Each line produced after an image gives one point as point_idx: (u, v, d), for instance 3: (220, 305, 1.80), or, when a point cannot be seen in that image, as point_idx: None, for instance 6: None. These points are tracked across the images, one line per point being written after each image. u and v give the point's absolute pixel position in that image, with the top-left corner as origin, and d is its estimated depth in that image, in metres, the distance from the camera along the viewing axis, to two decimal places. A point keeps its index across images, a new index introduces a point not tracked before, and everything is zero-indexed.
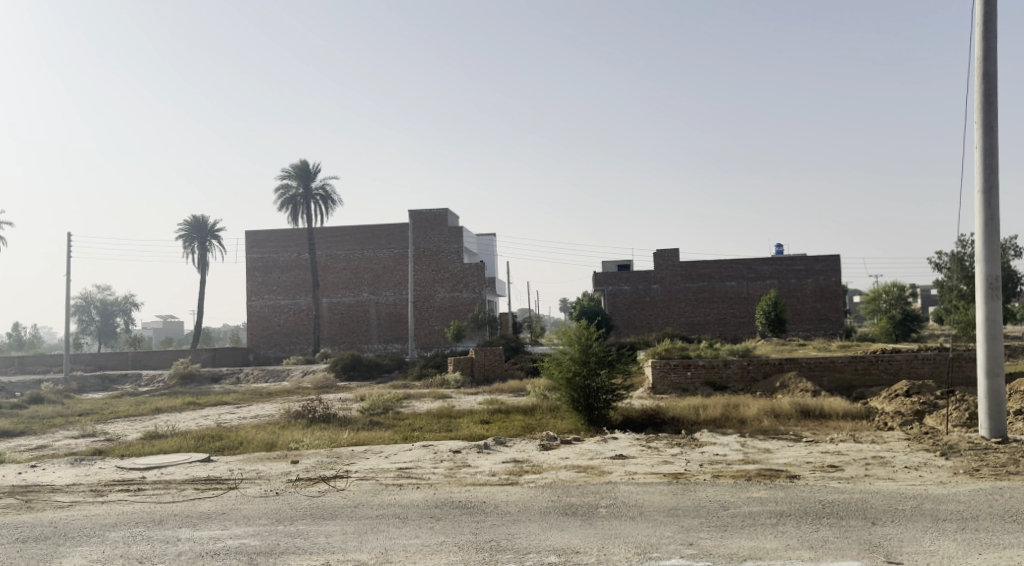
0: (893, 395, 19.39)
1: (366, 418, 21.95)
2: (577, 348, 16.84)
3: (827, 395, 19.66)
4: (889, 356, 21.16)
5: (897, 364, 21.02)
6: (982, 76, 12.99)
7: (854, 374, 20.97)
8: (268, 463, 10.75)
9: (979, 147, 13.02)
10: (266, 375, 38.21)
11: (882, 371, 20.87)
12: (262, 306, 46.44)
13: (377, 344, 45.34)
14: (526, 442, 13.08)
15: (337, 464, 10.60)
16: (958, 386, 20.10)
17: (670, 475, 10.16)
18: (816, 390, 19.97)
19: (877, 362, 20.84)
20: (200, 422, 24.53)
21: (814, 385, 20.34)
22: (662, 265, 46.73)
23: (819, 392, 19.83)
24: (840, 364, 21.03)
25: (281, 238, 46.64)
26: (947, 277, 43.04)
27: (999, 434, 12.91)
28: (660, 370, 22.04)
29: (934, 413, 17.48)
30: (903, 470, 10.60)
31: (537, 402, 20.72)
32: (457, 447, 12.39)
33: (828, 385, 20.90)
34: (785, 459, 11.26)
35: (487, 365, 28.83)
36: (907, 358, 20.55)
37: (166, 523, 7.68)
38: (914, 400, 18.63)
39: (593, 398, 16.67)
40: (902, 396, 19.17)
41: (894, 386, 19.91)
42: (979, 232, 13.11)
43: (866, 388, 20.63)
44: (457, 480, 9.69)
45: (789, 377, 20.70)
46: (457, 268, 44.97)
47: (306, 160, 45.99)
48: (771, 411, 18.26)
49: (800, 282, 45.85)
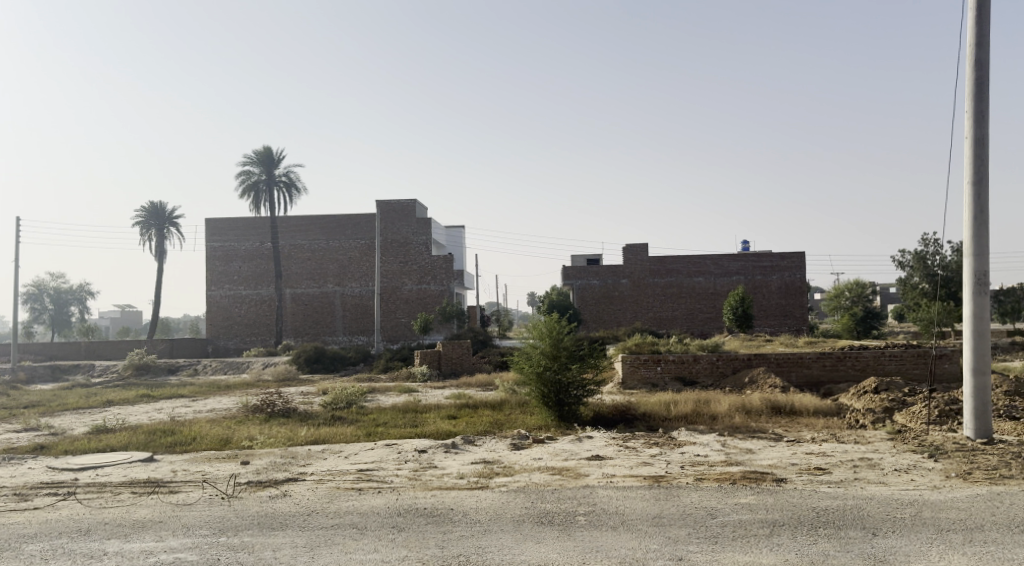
0: (863, 391, 19.01)
1: (328, 414, 21.14)
2: (548, 342, 16.15)
3: (797, 391, 19.21)
4: (857, 352, 20.80)
5: (864, 360, 20.65)
6: (974, 64, 12.42)
7: (822, 371, 20.55)
8: (216, 464, 9.90)
9: (969, 137, 12.46)
10: (225, 367, 37.08)
11: (850, 367, 20.50)
12: (222, 297, 45.18)
13: (342, 336, 44.40)
14: (495, 442, 12.39)
15: (292, 465, 9.79)
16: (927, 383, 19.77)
17: (651, 478, 9.49)
18: (785, 386, 19.51)
19: (845, 359, 20.46)
20: (152, 416, 23.50)
21: (784, 381, 19.90)
22: (631, 259, 46.26)
23: (789, 388, 19.38)
24: (808, 360, 20.57)
25: (243, 227, 45.38)
26: (910, 274, 43.03)
27: (985, 434, 12.43)
28: (630, 364, 21.44)
29: (906, 409, 17.09)
30: (893, 473, 10.05)
31: (505, 397, 20.05)
32: (423, 447, 11.66)
33: (797, 381, 20.47)
34: (769, 461, 10.65)
35: (454, 359, 28.07)
36: (876, 354, 20.17)
37: (93, 534, 6.85)
38: (884, 396, 18.25)
39: (563, 393, 16.00)
40: (871, 392, 18.79)
41: (863, 382, 19.53)
42: (967, 225, 12.59)
43: (834, 384, 20.24)
44: (422, 484, 8.94)
45: (758, 372, 20.22)
46: (424, 261, 44.08)
47: (270, 147, 44.79)
48: (742, 407, 17.74)
49: (766, 278, 45.65)
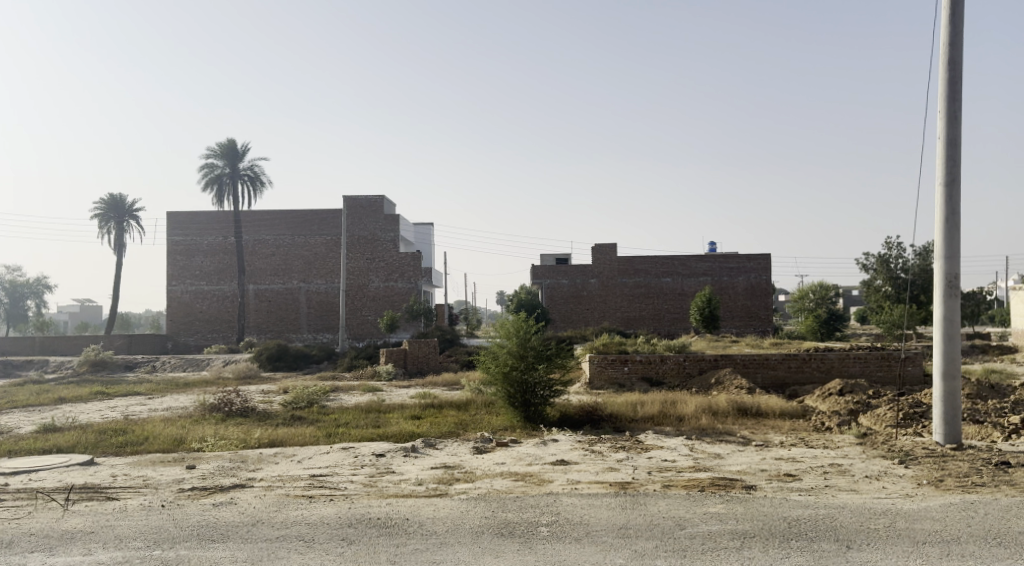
0: (827, 394, 18.88)
1: (287, 413, 20.58)
2: (515, 341, 15.77)
3: (763, 393, 19.02)
4: (822, 354, 20.67)
5: (829, 362, 20.53)
6: (947, 63, 12.21)
7: (787, 372, 20.41)
8: (160, 468, 9.48)
9: (942, 137, 12.26)
10: (184, 364, 36.22)
11: (815, 369, 20.36)
12: (184, 292, 44.24)
13: (306, 334, 43.68)
14: (457, 445, 12.01)
15: (241, 470, 9.40)
16: (891, 385, 19.71)
17: (617, 485, 9.16)
18: (750, 387, 19.32)
19: (810, 360, 20.31)
20: (105, 415, 22.75)
21: (749, 382, 19.69)
22: (600, 259, 46.04)
23: (755, 389, 19.18)
24: (774, 362, 20.41)
25: (205, 221, 44.47)
26: (873, 278, 43.28)
27: (954, 440, 12.25)
28: (597, 364, 21.11)
29: (872, 412, 16.98)
30: (864, 480, 9.80)
31: (471, 397, 19.66)
32: (382, 450, 11.23)
33: (763, 382, 20.30)
34: (738, 467, 10.36)
35: (420, 358, 27.61)
36: (841, 356, 20.05)
37: (15, 547, 6.34)
38: (849, 399, 18.13)
39: (530, 394, 15.62)
40: (835, 394, 18.66)
41: (827, 384, 19.41)
42: (938, 228, 12.39)
43: (799, 386, 20.10)
44: (379, 491, 8.56)
45: (725, 373, 20.01)
46: (392, 258, 43.50)
47: (233, 140, 43.90)
48: (709, 408, 17.51)
49: (732, 279, 45.70)
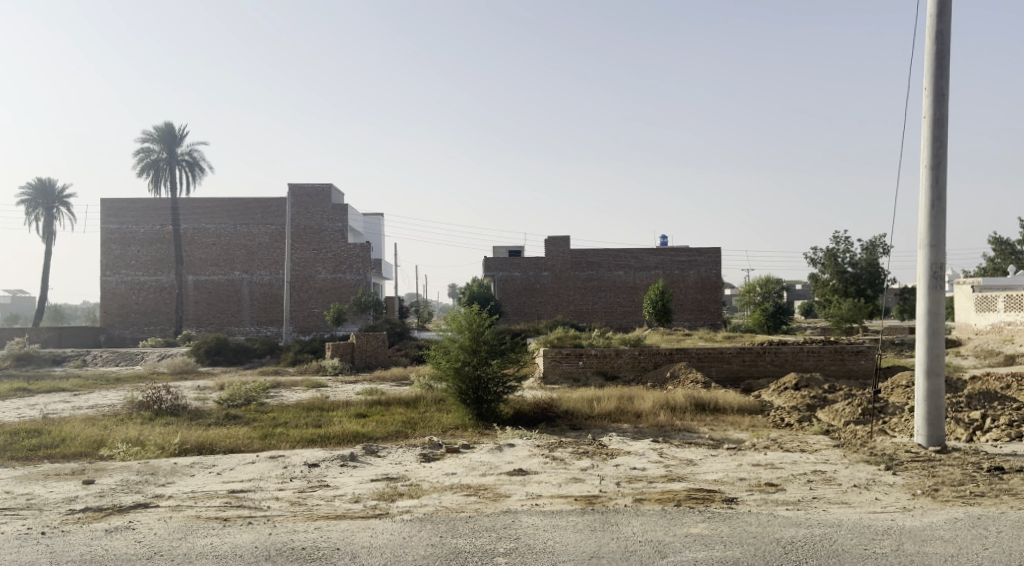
0: (783, 388, 18.06)
1: (222, 412, 19.09)
2: (467, 335, 14.56)
3: (720, 387, 18.13)
4: (776, 347, 19.81)
5: (783, 355, 19.70)
6: (934, 34, 11.28)
7: (741, 366, 19.55)
8: (54, 484, 9.20)
9: (927, 116, 11.32)
10: (117, 359, 34.26)
11: (769, 362, 19.54)
12: (118, 283, 42.07)
13: (249, 326, 41.96)
14: (403, 451, 10.83)
15: (146, 486, 9.07)
16: (848, 381, 18.94)
17: (583, 500, 8.19)
18: (707, 382, 18.39)
19: (764, 354, 19.47)
20: (24, 415, 20.96)
21: (705, 376, 18.79)
22: (553, 251, 45.09)
23: (711, 383, 18.28)
24: (729, 355, 19.52)
25: (141, 209, 42.27)
26: (821, 272, 42.76)
27: (938, 442, 11.25)
28: (551, 359, 19.99)
29: (834, 407, 16.14)
30: (853, 491, 8.78)
31: (421, 393, 18.42)
32: (316, 460, 10.19)
33: (718, 377, 19.43)
34: (713, 476, 9.31)
35: (368, 352, 26.24)
36: (795, 350, 19.20)
37: None
38: (805, 394, 17.33)
39: (482, 390, 14.45)
40: (791, 389, 17.86)
41: (782, 378, 18.61)
42: (921, 214, 11.43)
43: (754, 380, 19.26)
44: (306, 512, 8.01)
45: (680, 367, 19.07)
46: (339, 248, 41.94)
47: (171, 123, 41.86)
48: (666, 403, 16.57)
49: (683, 273, 45.05)
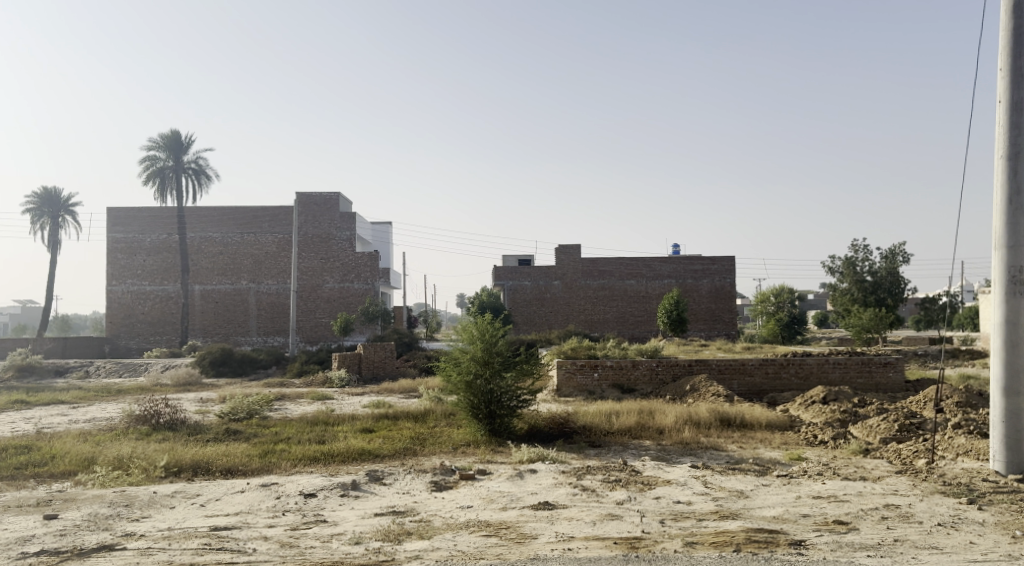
0: (810, 402, 16.67)
1: (222, 427, 17.93)
2: (479, 346, 13.28)
3: (743, 401, 16.77)
4: (801, 358, 18.45)
5: (808, 368, 18.33)
6: (1011, 8, 9.99)
7: (764, 379, 18.17)
8: (16, 518, 8.01)
9: (1002, 101, 10.02)
10: (120, 370, 33.18)
11: (793, 375, 18.19)
12: (124, 293, 41.04)
13: (255, 337, 40.80)
14: (411, 478, 9.57)
15: (117, 521, 7.84)
16: (881, 396, 17.55)
17: (624, 544, 6.97)
18: (730, 395, 17.05)
19: (788, 365, 18.12)
20: (16, 429, 19.82)
21: (727, 389, 17.42)
22: (564, 260, 43.78)
23: (733, 397, 16.93)
24: (751, 367, 18.16)
25: (147, 217, 41.34)
26: (839, 280, 41.15)
27: (1019, 469, 9.87)
28: (565, 371, 18.69)
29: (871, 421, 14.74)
30: (939, 530, 7.46)
31: (430, 407, 17.18)
32: (314, 488, 8.97)
33: (740, 391, 18.05)
34: (772, 511, 8.03)
35: (376, 363, 25.06)
36: (822, 361, 17.79)
37: None
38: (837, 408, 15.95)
39: (496, 405, 13.18)
40: (820, 403, 16.46)
41: (810, 391, 17.23)
42: (997, 211, 10.09)
43: (778, 393, 17.88)
44: (300, 559, 6.80)
45: (701, 380, 17.70)
46: (348, 257, 40.81)
47: (177, 131, 40.90)
48: (689, 418, 15.22)
49: (696, 282, 43.69)
